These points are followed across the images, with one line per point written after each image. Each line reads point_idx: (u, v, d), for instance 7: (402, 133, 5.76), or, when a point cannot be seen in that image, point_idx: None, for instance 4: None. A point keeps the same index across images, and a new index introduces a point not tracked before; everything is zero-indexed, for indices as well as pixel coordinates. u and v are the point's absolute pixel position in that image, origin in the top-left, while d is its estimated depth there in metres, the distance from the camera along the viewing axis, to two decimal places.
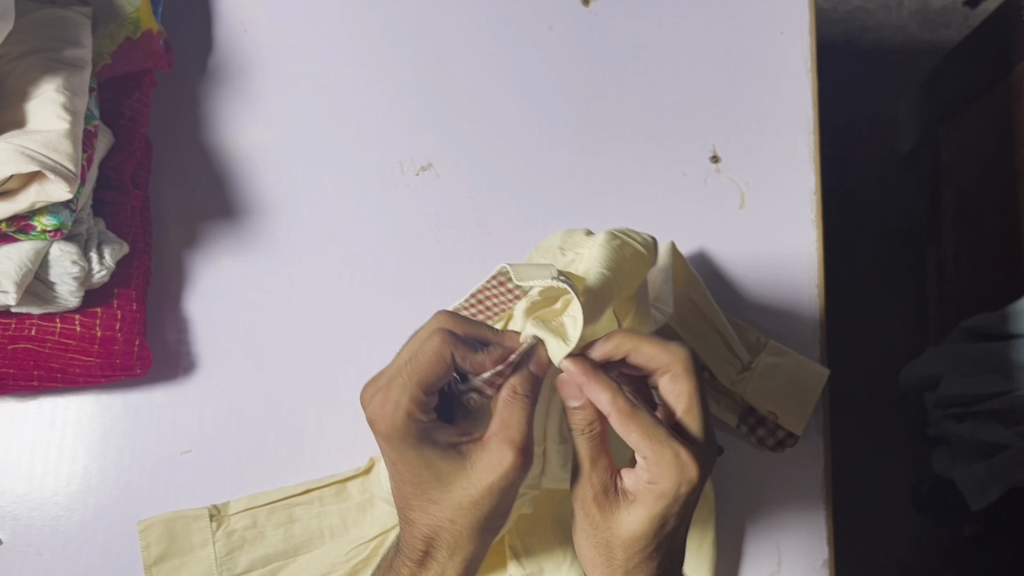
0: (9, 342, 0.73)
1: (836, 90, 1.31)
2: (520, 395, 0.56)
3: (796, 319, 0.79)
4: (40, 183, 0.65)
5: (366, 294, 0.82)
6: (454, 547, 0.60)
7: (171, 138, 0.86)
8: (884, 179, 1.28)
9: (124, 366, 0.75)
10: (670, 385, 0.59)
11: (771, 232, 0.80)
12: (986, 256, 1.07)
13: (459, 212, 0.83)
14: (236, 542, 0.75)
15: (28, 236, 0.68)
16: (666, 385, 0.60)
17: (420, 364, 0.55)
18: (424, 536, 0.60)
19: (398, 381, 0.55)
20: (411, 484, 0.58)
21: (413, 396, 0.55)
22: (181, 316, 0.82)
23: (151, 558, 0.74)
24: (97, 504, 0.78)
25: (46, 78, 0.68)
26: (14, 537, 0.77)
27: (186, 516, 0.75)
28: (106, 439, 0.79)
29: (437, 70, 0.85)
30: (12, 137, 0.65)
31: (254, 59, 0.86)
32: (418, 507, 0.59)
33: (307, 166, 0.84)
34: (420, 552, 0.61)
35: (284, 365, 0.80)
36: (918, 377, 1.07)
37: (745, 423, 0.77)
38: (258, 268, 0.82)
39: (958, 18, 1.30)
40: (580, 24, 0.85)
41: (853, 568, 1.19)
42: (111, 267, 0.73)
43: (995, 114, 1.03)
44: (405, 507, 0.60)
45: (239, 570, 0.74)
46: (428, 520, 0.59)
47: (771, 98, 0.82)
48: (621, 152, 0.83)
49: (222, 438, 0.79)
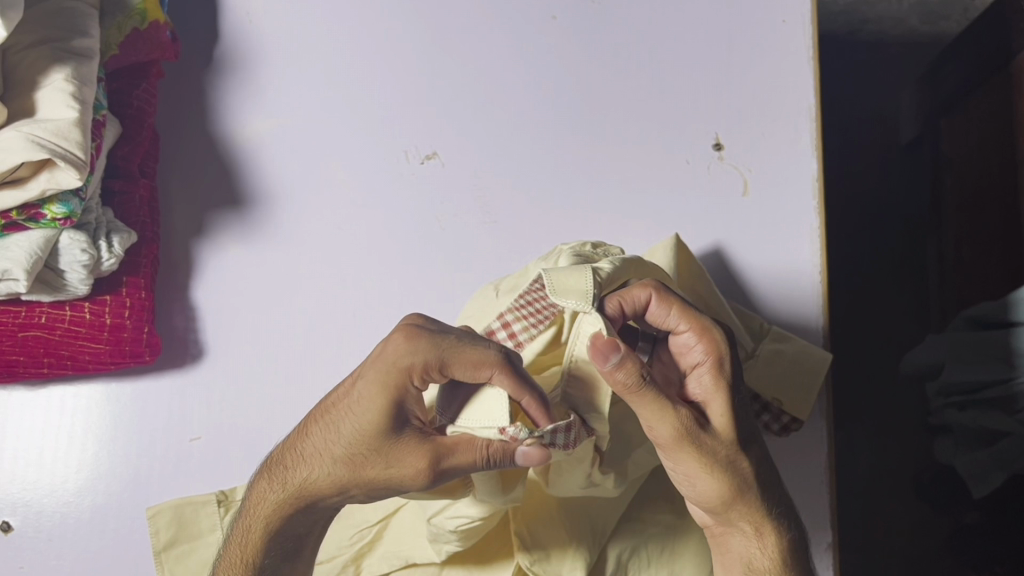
0: (19, 329, 0.73)
1: (838, 80, 1.32)
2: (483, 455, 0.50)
3: (799, 306, 0.79)
4: (51, 171, 0.66)
5: (373, 282, 0.82)
6: (299, 494, 0.54)
7: (178, 128, 0.86)
8: (886, 169, 1.29)
9: (133, 353, 0.75)
10: (688, 343, 0.56)
11: (774, 219, 0.80)
12: (987, 243, 1.08)
13: (465, 201, 0.83)
14: None
15: (38, 224, 0.69)
16: (684, 342, 0.56)
17: (465, 357, 0.50)
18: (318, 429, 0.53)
19: (437, 344, 0.50)
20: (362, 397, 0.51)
21: (431, 364, 0.50)
22: (189, 304, 0.82)
23: (160, 544, 0.75)
24: (107, 490, 0.79)
25: (56, 67, 0.69)
26: (26, 523, 0.78)
27: (195, 502, 0.76)
28: (114, 427, 0.80)
29: (442, 59, 0.86)
30: (22, 126, 0.65)
31: (260, 49, 0.87)
32: (340, 411, 0.52)
33: (313, 155, 0.85)
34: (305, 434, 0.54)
35: (293, 353, 0.81)
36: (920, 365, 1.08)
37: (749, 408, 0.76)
38: (264, 257, 0.83)
39: (958, 10, 1.30)
40: (585, 14, 0.85)
41: (854, 555, 1.20)
42: (120, 255, 0.74)
43: (995, 103, 1.04)
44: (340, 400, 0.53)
45: None
46: (314, 451, 0.53)
47: (774, 86, 0.83)
48: (626, 140, 0.83)
49: (231, 426, 0.80)
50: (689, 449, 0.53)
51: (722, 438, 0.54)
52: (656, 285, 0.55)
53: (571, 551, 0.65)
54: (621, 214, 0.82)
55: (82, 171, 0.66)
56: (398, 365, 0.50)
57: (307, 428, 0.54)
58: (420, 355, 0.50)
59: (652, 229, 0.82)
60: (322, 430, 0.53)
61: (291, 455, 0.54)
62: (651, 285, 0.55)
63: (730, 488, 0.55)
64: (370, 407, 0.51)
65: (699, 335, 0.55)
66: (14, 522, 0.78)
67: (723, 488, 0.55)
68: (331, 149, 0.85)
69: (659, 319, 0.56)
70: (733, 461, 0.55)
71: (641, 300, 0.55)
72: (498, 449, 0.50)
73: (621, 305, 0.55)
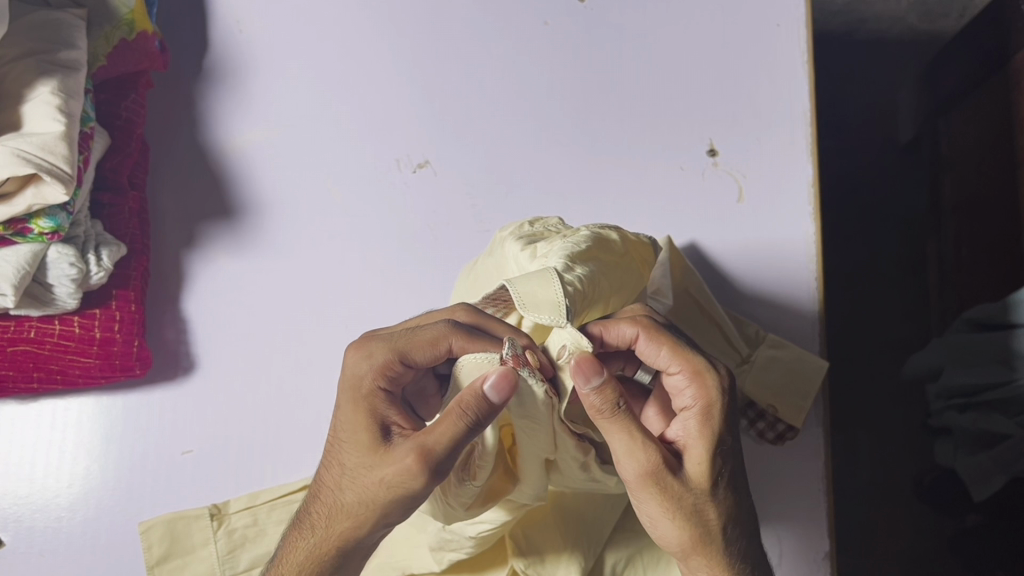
0: (8, 344, 0.73)
1: (836, 81, 1.31)
2: (466, 412, 0.46)
3: (795, 314, 0.79)
4: (37, 186, 0.65)
5: (365, 292, 0.82)
6: (321, 552, 0.52)
7: (168, 138, 0.86)
8: (884, 171, 1.28)
9: (124, 367, 0.75)
10: (680, 383, 0.54)
11: (768, 225, 0.80)
12: (987, 245, 1.07)
13: (458, 209, 0.83)
14: (237, 541, 0.75)
15: (26, 238, 0.68)
16: (676, 382, 0.54)
17: (416, 338, 0.50)
18: (323, 491, 0.52)
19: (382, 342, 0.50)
20: (347, 431, 0.51)
21: (388, 363, 0.50)
22: (180, 315, 0.82)
23: (154, 558, 0.74)
24: (100, 504, 0.78)
25: (42, 81, 0.68)
26: (17, 539, 0.77)
27: (187, 516, 0.76)
28: (106, 440, 0.79)
29: (432, 65, 0.85)
30: (7, 140, 0.65)
31: (250, 57, 0.86)
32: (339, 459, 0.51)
33: (305, 164, 0.84)
34: (309, 503, 0.53)
35: (285, 364, 0.80)
36: (919, 368, 1.07)
37: (745, 416, 0.77)
38: (256, 267, 0.82)
39: (956, 9, 1.30)
40: (577, 19, 0.85)
41: (856, 559, 1.19)
42: (109, 268, 0.73)
43: (993, 103, 1.03)
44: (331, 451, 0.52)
45: (241, 568, 0.75)
46: (328, 485, 0.52)
47: (768, 90, 0.82)
48: (620, 147, 0.83)
49: (224, 439, 0.79)
50: (654, 490, 0.51)
51: (693, 485, 0.51)
52: (645, 324, 0.53)
53: (566, 554, 0.65)
54: (615, 222, 0.82)
55: (69, 185, 0.66)
56: (355, 380, 0.50)
57: (321, 474, 0.53)
58: (375, 356, 0.50)
59: (647, 237, 0.81)
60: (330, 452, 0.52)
61: (306, 518, 0.53)
62: (642, 322, 0.54)
63: (695, 533, 0.52)
64: (354, 424, 0.50)
65: (692, 379, 0.53)
66: (5, 539, 0.78)
67: (686, 532, 0.52)
68: (323, 158, 0.84)
69: (652, 358, 0.54)
70: (701, 507, 0.52)
71: (624, 337, 0.54)
72: (466, 407, 0.46)
73: (603, 335, 0.54)
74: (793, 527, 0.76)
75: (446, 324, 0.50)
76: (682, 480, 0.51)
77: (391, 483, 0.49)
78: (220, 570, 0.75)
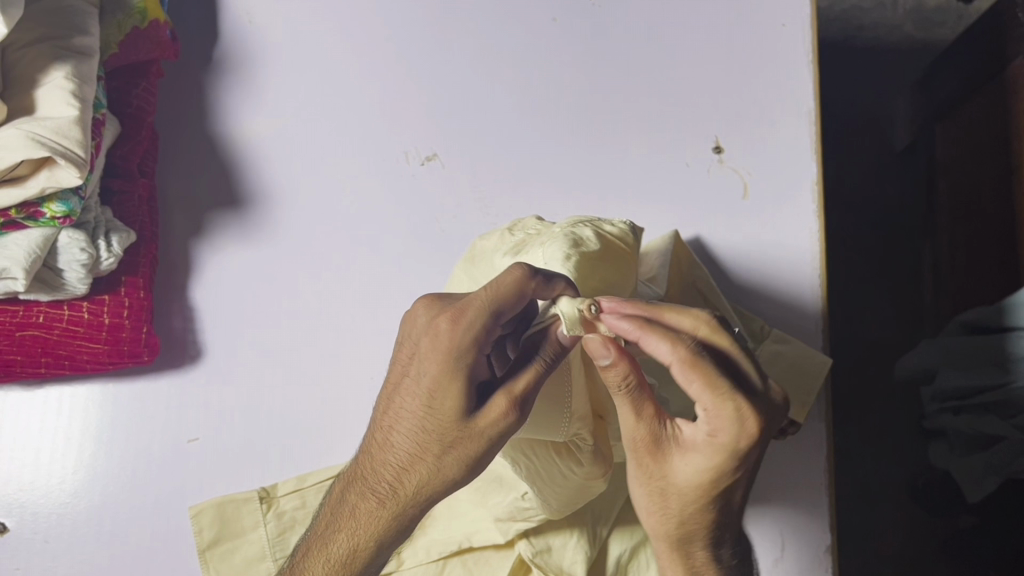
0: (17, 328, 0.72)
1: (835, 85, 1.32)
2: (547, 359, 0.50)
3: (796, 311, 0.79)
4: (50, 170, 0.66)
5: (372, 283, 0.82)
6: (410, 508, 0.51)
7: (177, 128, 0.86)
8: (881, 176, 1.29)
9: (132, 354, 0.75)
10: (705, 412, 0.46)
11: (773, 223, 0.80)
12: (982, 249, 1.08)
13: (466, 202, 0.83)
14: (286, 523, 0.75)
15: (37, 223, 0.69)
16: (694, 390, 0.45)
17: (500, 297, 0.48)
18: (403, 457, 0.51)
19: (475, 304, 0.48)
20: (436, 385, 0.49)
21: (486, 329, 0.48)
22: (188, 304, 0.82)
23: (205, 542, 0.74)
24: (104, 492, 0.78)
25: (55, 66, 0.69)
26: (21, 525, 0.77)
27: (237, 499, 0.75)
28: (113, 427, 0.79)
29: (441, 60, 0.86)
30: (22, 124, 0.65)
31: (261, 49, 0.86)
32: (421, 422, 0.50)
33: (313, 155, 0.85)
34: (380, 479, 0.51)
35: (291, 354, 0.81)
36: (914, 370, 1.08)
37: None
38: (262, 257, 0.83)
39: (952, 17, 1.31)
40: (584, 18, 0.85)
41: (852, 559, 1.20)
42: (119, 254, 0.73)
43: (989, 109, 1.04)
44: (401, 411, 0.51)
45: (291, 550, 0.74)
46: (405, 452, 0.50)
47: (774, 90, 0.83)
48: (627, 144, 0.83)
49: (229, 426, 0.79)
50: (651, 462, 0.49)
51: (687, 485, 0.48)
52: (682, 353, 0.45)
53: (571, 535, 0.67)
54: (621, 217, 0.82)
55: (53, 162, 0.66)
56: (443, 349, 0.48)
57: (391, 440, 0.51)
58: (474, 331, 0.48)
59: (654, 233, 0.82)
60: (403, 426, 0.50)
61: (382, 475, 0.51)
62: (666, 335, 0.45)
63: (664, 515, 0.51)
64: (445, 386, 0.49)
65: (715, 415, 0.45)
66: (9, 524, 0.77)
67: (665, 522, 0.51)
68: (331, 151, 0.85)
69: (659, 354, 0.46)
70: (667, 495, 0.50)
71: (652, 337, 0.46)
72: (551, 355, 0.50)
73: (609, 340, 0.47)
74: (792, 520, 0.76)
75: (523, 269, 0.48)
76: (670, 468, 0.49)
77: (486, 432, 0.49)
78: (270, 554, 0.74)
